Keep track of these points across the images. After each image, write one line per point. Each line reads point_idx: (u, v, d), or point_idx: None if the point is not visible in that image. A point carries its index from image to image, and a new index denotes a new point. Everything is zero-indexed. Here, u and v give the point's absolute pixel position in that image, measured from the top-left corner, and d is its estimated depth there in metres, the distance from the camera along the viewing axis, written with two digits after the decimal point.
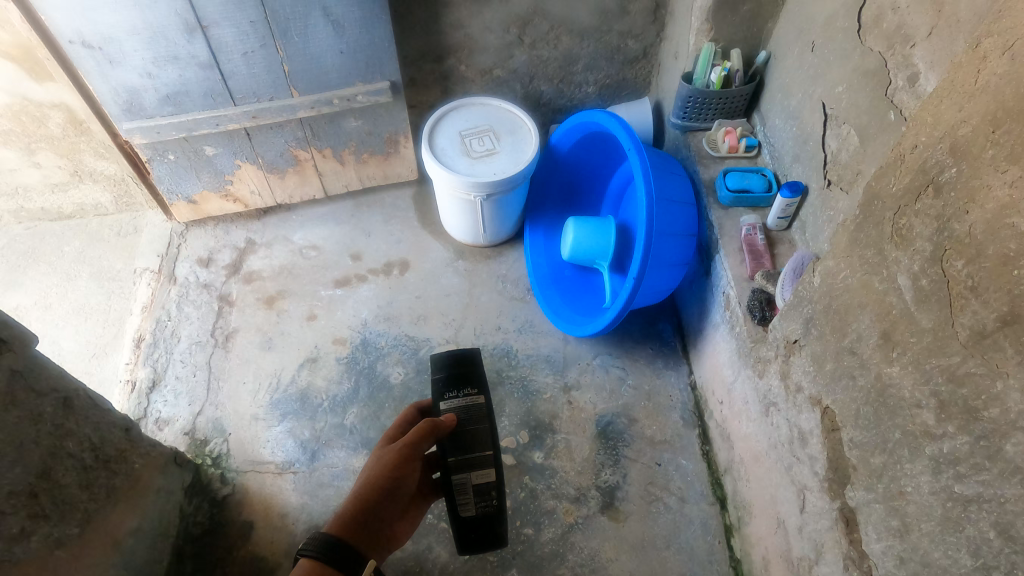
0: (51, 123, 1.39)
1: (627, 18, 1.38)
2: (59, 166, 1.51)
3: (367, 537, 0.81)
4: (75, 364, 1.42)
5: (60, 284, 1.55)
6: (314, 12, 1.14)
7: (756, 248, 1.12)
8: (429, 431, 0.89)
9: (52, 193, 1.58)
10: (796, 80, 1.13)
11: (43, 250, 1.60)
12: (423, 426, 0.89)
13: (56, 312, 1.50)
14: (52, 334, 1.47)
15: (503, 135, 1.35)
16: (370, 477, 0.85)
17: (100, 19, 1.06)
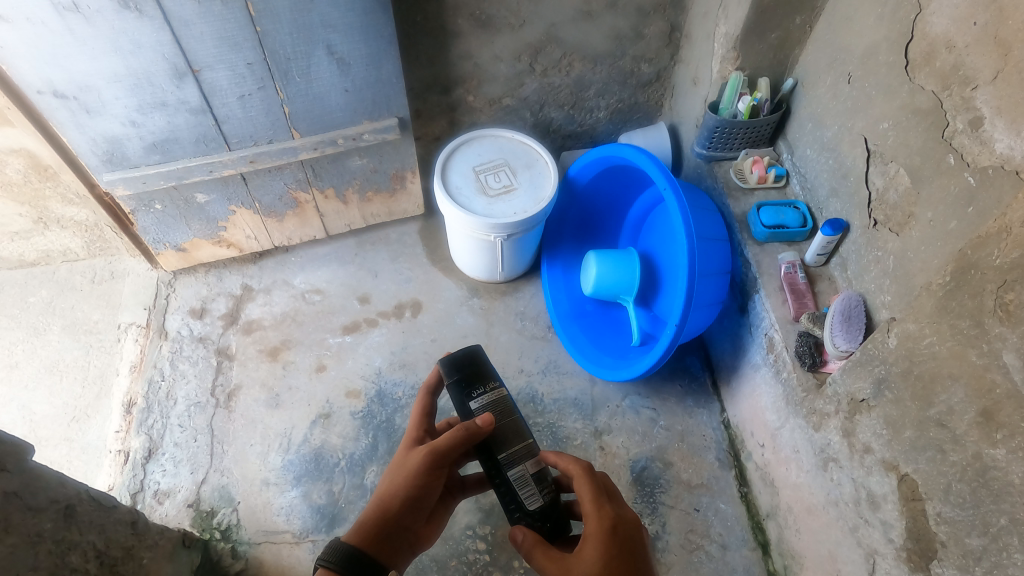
0: (9, 169, 1.26)
1: (642, 42, 1.32)
2: (19, 214, 1.38)
3: (388, 548, 0.79)
4: (51, 430, 1.31)
5: (27, 339, 1.43)
6: (318, 50, 1.06)
7: (798, 287, 1.08)
8: (466, 435, 0.82)
9: (11, 241, 1.45)
10: (831, 111, 1.08)
11: (4, 304, 1.48)
12: (456, 432, 0.82)
13: (24, 372, 1.38)
14: (22, 398, 1.35)
15: (519, 170, 1.28)
16: (398, 484, 0.82)
17: (76, 67, 0.98)
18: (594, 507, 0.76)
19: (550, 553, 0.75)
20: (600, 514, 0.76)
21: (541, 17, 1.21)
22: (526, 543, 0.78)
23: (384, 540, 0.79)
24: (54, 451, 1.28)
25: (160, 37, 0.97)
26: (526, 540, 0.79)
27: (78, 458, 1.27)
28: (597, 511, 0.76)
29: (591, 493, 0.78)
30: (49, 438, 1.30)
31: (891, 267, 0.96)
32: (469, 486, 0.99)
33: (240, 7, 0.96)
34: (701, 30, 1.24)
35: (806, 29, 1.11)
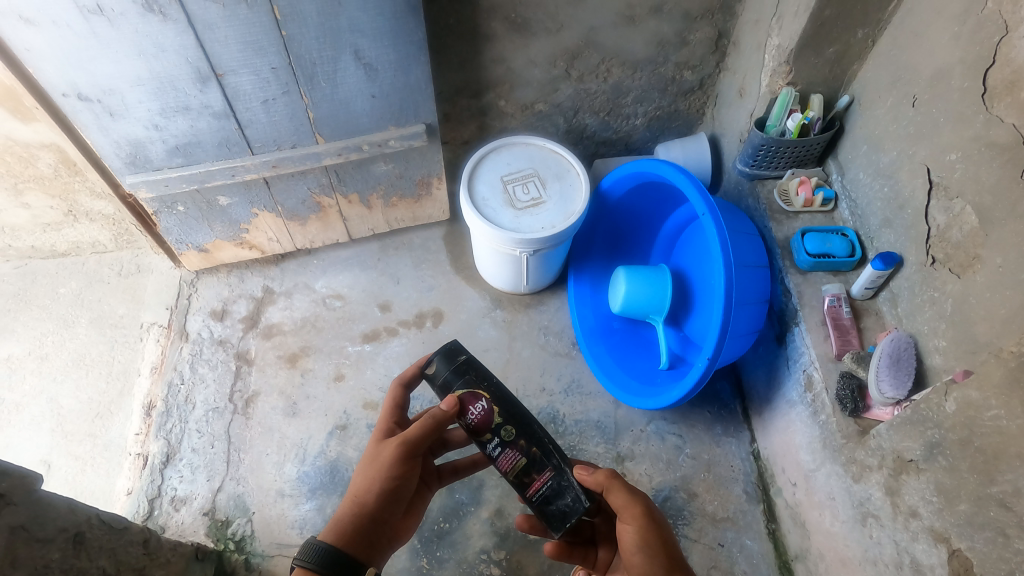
0: (40, 163, 1.26)
1: (686, 48, 1.24)
2: (51, 206, 1.38)
3: (365, 544, 0.83)
4: (77, 425, 1.33)
5: (56, 331, 1.44)
6: (344, 55, 1.01)
7: (842, 323, 1.01)
8: (435, 422, 0.89)
9: (43, 232, 1.45)
10: (890, 134, 1.00)
11: (35, 293, 1.49)
12: (424, 421, 0.88)
13: (52, 364, 1.40)
14: (50, 390, 1.37)
15: (548, 181, 1.22)
16: (371, 480, 0.86)
17: (99, 70, 0.95)
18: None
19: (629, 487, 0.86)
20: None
21: (580, 21, 1.14)
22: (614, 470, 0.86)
23: (364, 535, 0.83)
24: (79, 446, 1.31)
25: (183, 41, 0.93)
26: (606, 473, 0.87)
27: (101, 455, 1.29)
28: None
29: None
30: (75, 433, 1.32)
31: (949, 310, 0.89)
32: (444, 475, 1.04)
33: (266, 10, 0.92)
34: (751, 38, 1.16)
35: (867, 43, 1.02)
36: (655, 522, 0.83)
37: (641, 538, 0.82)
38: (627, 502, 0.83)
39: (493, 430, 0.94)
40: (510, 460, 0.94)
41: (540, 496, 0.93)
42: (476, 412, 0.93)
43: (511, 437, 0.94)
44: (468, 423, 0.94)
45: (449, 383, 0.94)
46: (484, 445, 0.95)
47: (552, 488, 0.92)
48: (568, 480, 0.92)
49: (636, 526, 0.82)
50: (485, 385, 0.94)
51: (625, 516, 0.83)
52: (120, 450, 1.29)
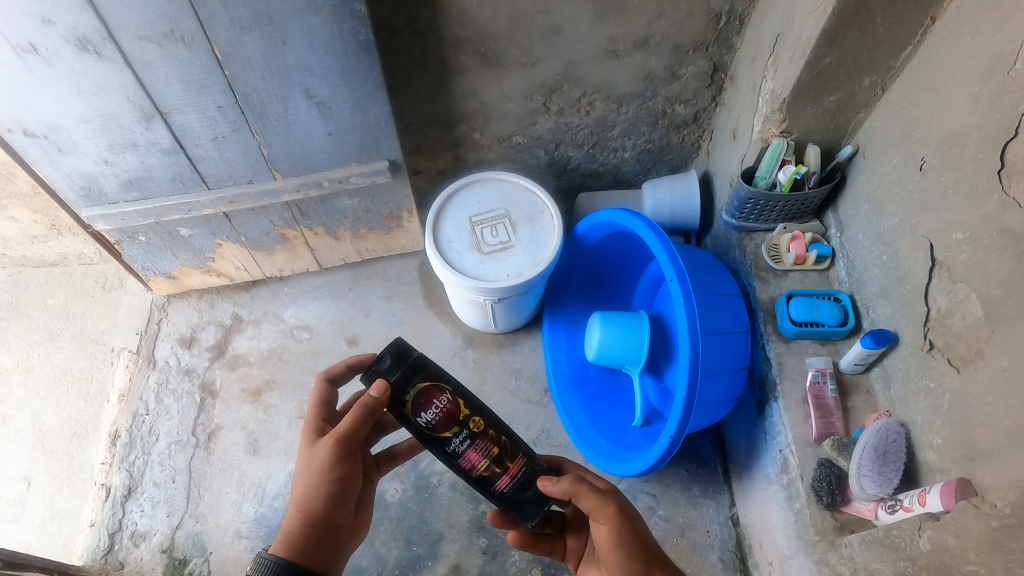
0: (19, 181, 1.24)
1: (676, 82, 1.14)
2: (34, 221, 1.35)
3: (319, 551, 0.80)
4: (56, 443, 1.31)
5: (42, 344, 1.41)
6: (294, 93, 0.95)
7: (825, 403, 0.92)
8: (369, 409, 0.82)
9: (30, 243, 1.42)
10: (892, 196, 0.90)
11: (24, 303, 1.45)
12: (357, 413, 0.82)
13: (36, 379, 1.37)
14: (32, 405, 1.35)
15: (520, 224, 1.16)
16: (313, 486, 0.82)
17: (40, 107, 0.89)
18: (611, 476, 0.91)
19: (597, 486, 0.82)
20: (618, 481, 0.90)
21: (557, 55, 1.06)
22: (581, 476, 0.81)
23: (317, 541, 0.80)
24: (57, 465, 1.29)
25: (123, 79, 0.87)
26: (571, 479, 0.81)
27: (74, 476, 1.27)
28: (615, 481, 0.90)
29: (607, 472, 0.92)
30: (53, 451, 1.30)
31: (946, 406, 0.79)
32: (383, 462, 1.01)
33: (206, 50, 0.86)
34: (748, 76, 1.06)
35: (874, 92, 0.92)
36: (630, 519, 0.79)
37: (619, 538, 0.77)
38: (599, 500, 0.78)
39: (461, 423, 0.87)
40: (480, 453, 0.87)
41: (514, 486, 0.89)
42: (442, 408, 0.86)
43: (480, 429, 0.88)
44: (430, 422, 0.86)
45: (401, 380, 0.85)
46: (447, 443, 0.87)
47: (526, 474, 0.90)
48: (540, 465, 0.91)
49: (611, 526, 0.77)
50: (445, 379, 0.88)
51: (597, 517, 0.78)
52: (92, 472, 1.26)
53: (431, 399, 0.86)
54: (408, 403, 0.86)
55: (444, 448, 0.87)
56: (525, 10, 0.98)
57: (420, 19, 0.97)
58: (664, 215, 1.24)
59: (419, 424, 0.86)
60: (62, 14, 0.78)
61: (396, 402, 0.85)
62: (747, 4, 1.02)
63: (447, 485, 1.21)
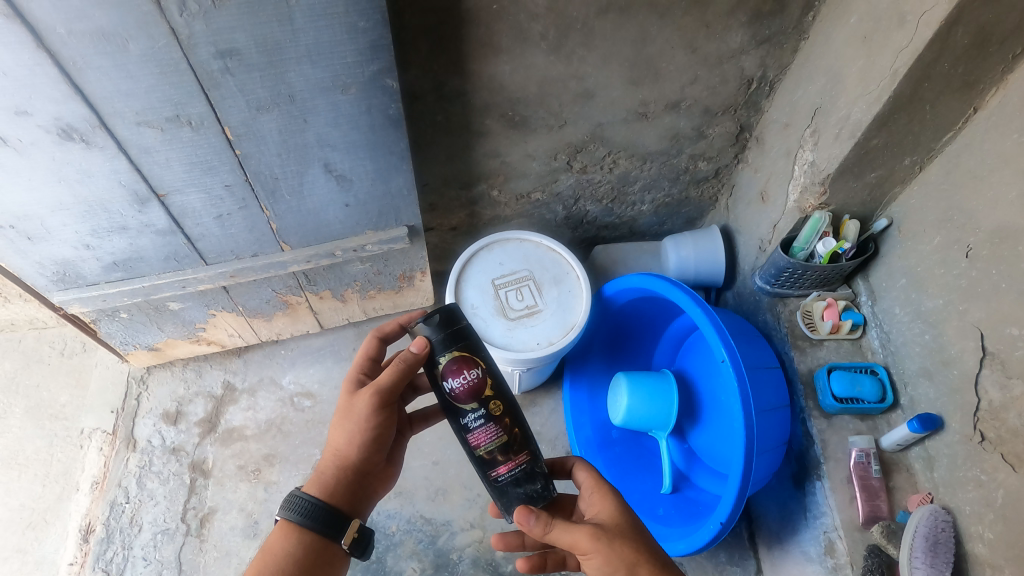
0: None
1: (703, 141, 1.10)
2: None
3: (351, 495, 0.76)
4: (5, 537, 1.16)
5: None
6: (312, 168, 0.86)
7: (872, 485, 0.92)
8: (409, 366, 0.75)
9: None
10: (934, 277, 0.89)
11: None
12: (397, 365, 0.75)
13: None
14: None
15: (545, 286, 1.11)
16: (349, 432, 0.77)
17: (9, 198, 0.77)
18: (596, 481, 0.75)
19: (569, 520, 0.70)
20: (604, 487, 0.74)
21: (587, 118, 1.00)
22: (546, 518, 0.70)
23: (349, 487, 0.76)
24: (4, 565, 1.14)
25: (114, 165, 0.76)
26: (542, 522, 0.70)
27: None
28: (606, 492, 0.73)
29: (590, 474, 0.77)
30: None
31: (1000, 501, 0.79)
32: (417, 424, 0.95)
33: (215, 131, 0.76)
34: (780, 141, 1.03)
35: (914, 169, 0.90)
36: (612, 541, 0.67)
37: (606, 574, 0.66)
38: (574, 536, 0.67)
39: (483, 401, 0.76)
40: (490, 436, 0.76)
41: (510, 482, 0.77)
42: (472, 378, 0.76)
43: (498, 414, 0.77)
44: (451, 390, 0.76)
45: (442, 342, 0.75)
46: (460, 416, 0.76)
47: (524, 471, 0.77)
48: (542, 467, 0.78)
49: (596, 559, 0.66)
50: (481, 354, 0.77)
51: (580, 552, 0.67)
52: (54, 571, 1.14)
53: (461, 365, 0.75)
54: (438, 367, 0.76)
55: (456, 419, 0.76)
56: (558, 76, 0.91)
57: (446, 85, 0.89)
58: (688, 274, 1.22)
59: (440, 387, 0.76)
60: (41, 103, 0.67)
61: (429, 360, 0.77)
62: (780, 70, 0.98)
63: (468, 561, 1.16)
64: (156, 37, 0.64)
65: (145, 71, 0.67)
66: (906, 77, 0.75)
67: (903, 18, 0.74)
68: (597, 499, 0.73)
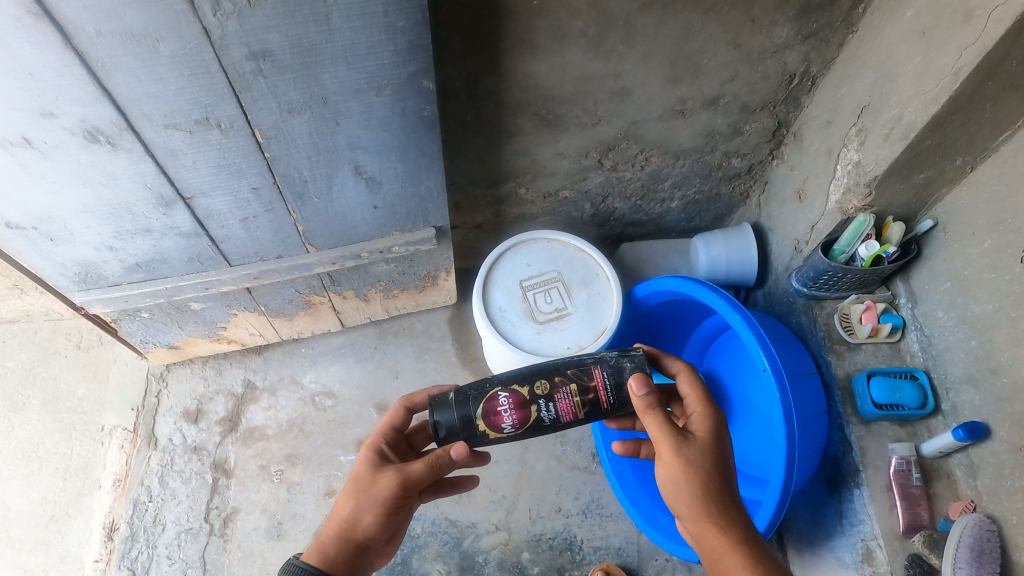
0: None
1: (739, 138, 1.06)
2: None
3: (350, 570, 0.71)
4: (27, 530, 1.15)
5: (6, 416, 1.23)
6: (341, 170, 0.83)
7: (912, 494, 0.90)
8: (443, 463, 0.74)
9: None
10: (982, 283, 0.86)
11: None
12: (433, 460, 0.73)
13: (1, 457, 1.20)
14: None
15: (574, 288, 1.09)
16: (362, 510, 0.72)
17: (32, 200, 0.75)
18: (704, 396, 0.72)
19: (669, 415, 0.70)
20: (710, 402, 0.71)
21: (621, 115, 0.97)
22: (651, 398, 0.70)
23: (351, 562, 0.71)
24: (29, 558, 1.13)
25: (140, 168, 0.74)
26: (644, 402, 0.70)
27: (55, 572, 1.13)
28: (714, 409, 0.71)
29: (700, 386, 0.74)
30: (21, 542, 1.14)
31: None
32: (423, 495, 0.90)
33: (245, 134, 0.73)
34: (820, 139, 0.99)
35: (965, 170, 0.86)
36: (690, 463, 0.66)
37: (670, 484, 0.67)
38: (661, 434, 0.68)
39: (532, 398, 0.75)
40: (565, 402, 0.75)
41: (620, 391, 0.75)
42: (512, 401, 0.75)
43: (548, 384, 0.76)
44: (514, 425, 0.75)
45: (465, 414, 0.75)
46: (543, 423, 0.76)
47: (614, 377, 0.75)
48: (617, 360, 0.76)
49: (666, 463, 0.68)
50: (490, 381, 0.77)
51: (658, 447, 0.69)
52: (77, 566, 1.13)
53: (495, 408, 0.75)
54: (486, 431, 0.75)
55: (542, 429, 0.76)
56: (596, 73, 0.88)
57: (479, 83, 0.86)
58: (719, 272, 1.18)
59: (509, 435, 0.76)
60: (67, 106, 0.64)
61: (475, 437, 0.76)
62: (823, 66, 0.94)
63: (494, 564, 1.15)
64: (188, 38, 0.61)
65: (175, 73, 0.64)
66: (969, 77, 0.72)
67: (969, 15, 0.71)
68: (698, 414, 0.71)
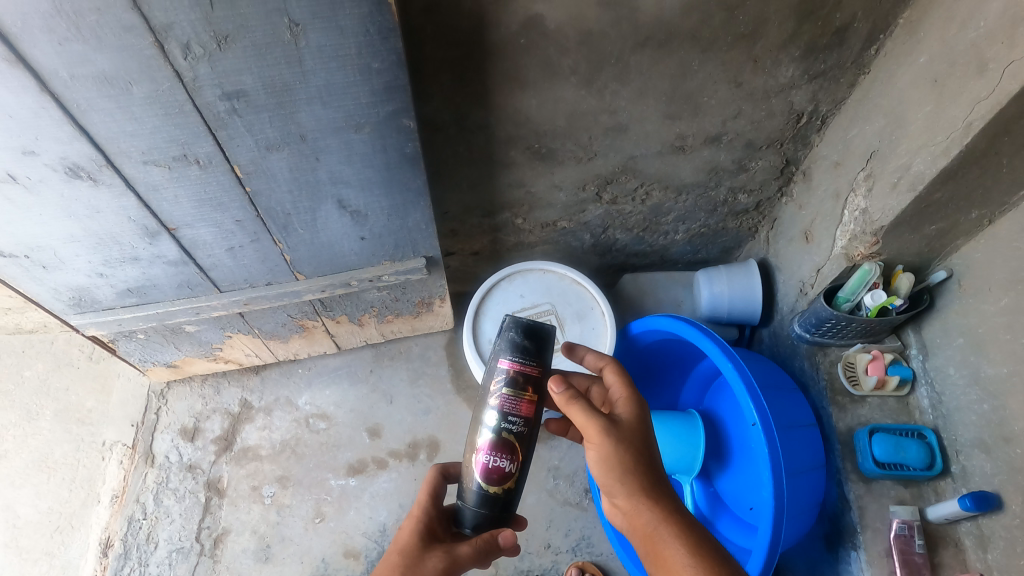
0: None
1: (744, 174, 1.02)
2: (10, 295, 1.19)
3: None
4: (33, 540, 1.17)
5: (18, 424, 1.26)
6: (325, 203, 0.82)
7: (913, 561, 0.85)
8: (490, 545, 0.70)
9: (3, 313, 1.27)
10: (996, 343, 0.80)
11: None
12: (484, 542, 0.70)
13: (10, 466, 1.22)
14: (4, 498, 1.19)
15: (567, 322, 1.06)
16: None
17: (22, 230, 0.76)
18: (627, 381, 0.70)
19: (591, 402, 0.66)
20: (632, 388, 0.69)
21: (618, 150, 0.94)
22: (571, 388, 0.66)
23: None
24: (34, 568, 1.15)
25: (123, 202, 0.74)
26: (563, 395, 0.66)
27: None
28: (635, 395, 0.69)
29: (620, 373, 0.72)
30: (28, 551, 1.16)
31: None
32: None
33: (225, 169, 0.72)
34: (828, 181, 0.94)
35: (981, 223, 0.81)
36: (622, 443, 0.63)
37: (603, 469, 0.63)
38: (589, 420, 0.64)
39: (499, 433, 0.70)
40: (515, 405, 0.70)
41: (530, 352, 0.70)
42: (492, 454, 0.70)
43: (490, 410, 0.71)
44: (512, 459, 0.70)
45: (477, 495, 0.71)
46: (527, 431, 0.71)
47: (518, 351, 0.70)
48: (504, 345, 0.71)
49: (597, 449, 0.63)
50: (464, 454, 0.73)
51: (586, 436, 0.64)
52: None
53: (490, 469, 0.70)
54: (499, 490, 0.71)
55: (530, 434, 0.71)
56: (589, 109, 0.85)
57: (469, 117, 0.84)
58: (721, 310, 1.14)
59: (519, 468, 0.71)
60: (48, 144, 0.64)
61: (502, 503, 0.72)
62: (833, 105, 0.89)
63: None
64: (160, 80, 0.60)
65: (150, 113, 0.63)
66: (982, 131, 0.67)
67: (984, 66, 0.66)
68: (622, 398, 0.68)
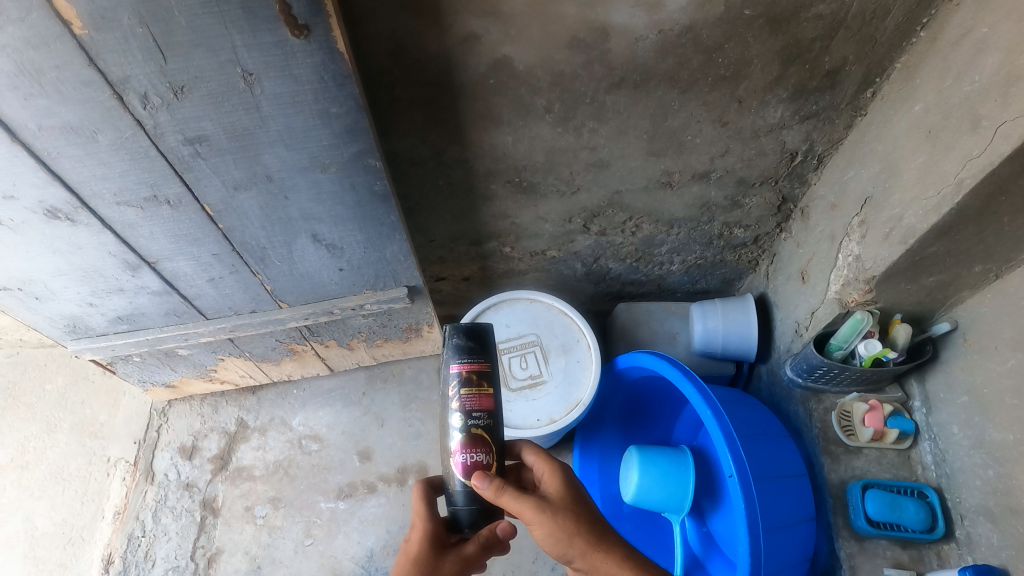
0: None
1: (738, 210, 0.98)
2: None
3: None
4: (48, 551, 1.21)
5: (37, 437, 1.31)
6: (299, 237, 0.82)
7: None
8: (494, 539, 0.70)
9: (26, 329, 1.34)
10: (1000, 406, 0.75)
11: (19, 390, 1.37)
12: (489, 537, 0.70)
13: (31, 478, 1.27)
14: (22, 508, 1.24)
15: (552, 354, 1.04)
16: None
17: (11, 265, 0.79)
18: (547, 457, 0.74)
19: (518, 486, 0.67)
20: (553, 461, 0.73)
21: (602, 185, 0.91)
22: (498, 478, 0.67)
23: None
24: None
25: (102, 239, 0.76)
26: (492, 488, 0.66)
27: None
28: (556, 466, 0.72)
29: (538, 452, 0.76)
30: (43, 562, 1.20)
31: None
32: None
33: (196, 209, 0.74)
34: (824, 222, 0.89)
35: (986, 277, 0.75)
36: (559, 513, 0.65)
37: (552, 545, 0.65)
38: (524, 504, 0.65)
39: (467, 432, 0.69)
40: (472, 400, 0.69)
41: (473, 350, 0.71)
42: (467, 452, 0.69)
43: (451, 412, 0.70)
44: (488, 451, 0.70)
45: (463, 493, 0.70)
46: (494, 422, 0.70)
47: (463, 352, 0.71)
48: (448, 352, 0.71)
49: (539, 528, 0.65)
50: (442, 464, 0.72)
51: (526, 520, 0.65)
52: None
53: (469, 467, 0.69)
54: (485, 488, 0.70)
55: (498, 423, 0.70)
56: (568, 146, 0.83)
57: (445, 153, 0.83)
58: (716, 345, 1.10)
59: (497, 458, 0.70)
60: (25, 189, 0.67)
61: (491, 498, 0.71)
62: (829, 145, 0.85)
63: None
64: (123, 128, 0.62)
65: (118, 159, 0.65)
66: (973, 189, 0.62)
67: (977, 123, 0.62)
68: (546, 474, 0.72)
